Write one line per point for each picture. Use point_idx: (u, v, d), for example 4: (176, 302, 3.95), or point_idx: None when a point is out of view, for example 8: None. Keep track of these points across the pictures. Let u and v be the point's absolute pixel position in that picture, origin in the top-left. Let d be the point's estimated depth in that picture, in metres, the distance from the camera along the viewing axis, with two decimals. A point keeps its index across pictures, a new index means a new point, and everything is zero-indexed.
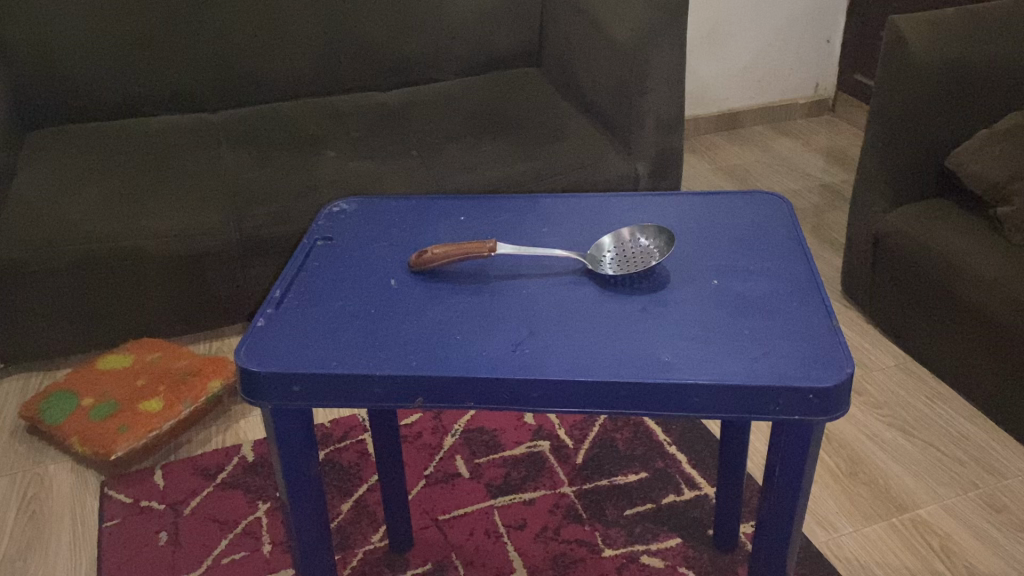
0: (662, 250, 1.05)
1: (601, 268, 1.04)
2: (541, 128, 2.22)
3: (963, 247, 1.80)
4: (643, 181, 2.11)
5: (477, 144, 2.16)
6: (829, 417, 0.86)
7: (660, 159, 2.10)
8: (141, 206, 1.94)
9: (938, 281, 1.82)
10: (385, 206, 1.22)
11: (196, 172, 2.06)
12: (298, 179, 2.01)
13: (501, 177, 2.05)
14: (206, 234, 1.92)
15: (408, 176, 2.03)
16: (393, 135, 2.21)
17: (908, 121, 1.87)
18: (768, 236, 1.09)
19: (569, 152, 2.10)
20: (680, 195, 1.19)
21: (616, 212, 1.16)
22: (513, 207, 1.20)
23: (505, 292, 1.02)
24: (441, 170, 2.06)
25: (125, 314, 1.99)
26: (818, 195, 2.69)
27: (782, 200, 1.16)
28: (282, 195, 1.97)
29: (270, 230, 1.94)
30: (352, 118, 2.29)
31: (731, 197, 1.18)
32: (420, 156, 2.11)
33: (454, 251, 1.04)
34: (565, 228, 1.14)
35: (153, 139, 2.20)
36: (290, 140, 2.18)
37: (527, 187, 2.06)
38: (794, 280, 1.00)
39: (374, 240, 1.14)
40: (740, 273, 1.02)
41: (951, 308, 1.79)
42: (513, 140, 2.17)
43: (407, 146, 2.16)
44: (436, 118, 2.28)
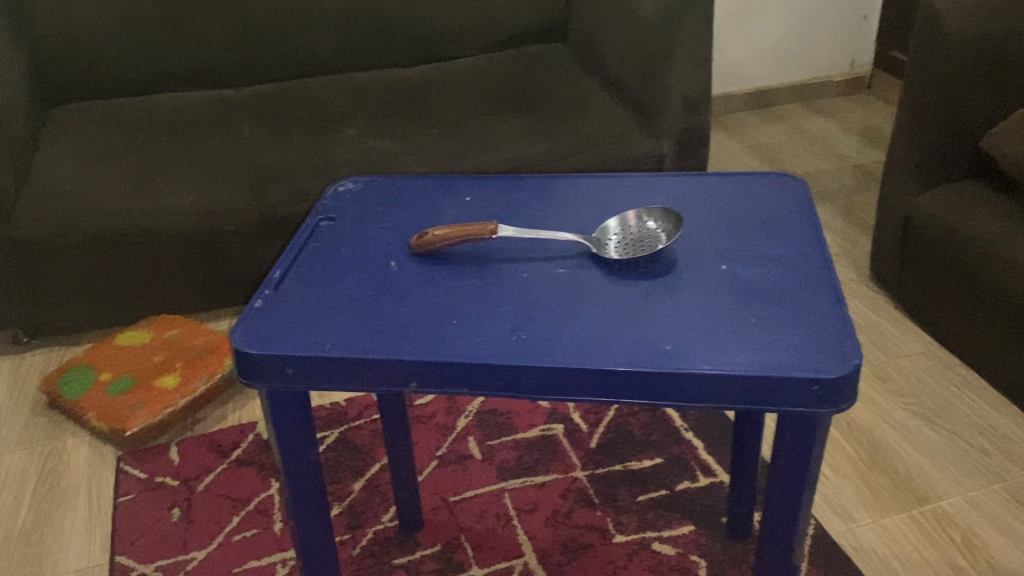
0: (670, 233, 1.01)
1: (605, 251, 1.01)
2: (563, 106, 2.18)
3: (996, 233, 1.73)
4: (668, 160, 2.06)
5: (497, 122, 2.12)
6: (833, 410, 0.83)
7: (686, 138, 2.05)
8: (161, 183, 1.94)
9: (970, 267, 1.76)
10: (391, 185, 1.20)
11: (216, 149, 2.05)
12: (316, 156, 2.00)
13: (523, 156, 2.01)
14: (222, 213, 1.92)
15: (426, 154, 2.01)
16: (414, 112, 2.19)
17: (942, 100, 1.81)
18: (781, 219, 1.05)
19: (592, 131, 2.06)
20: (695, 176, 1.16)
21: (626, 195, 1.13)
22: (522, 187, 1.17)
23: (506, 275, 0.99)
24: (459, 149, 2.03)
25: (146, 290, 2.00)
26: (849, 176, 2.62)
27: (798, 182, 1.12)
28: (300, 173, 1.96)
29: (287, 208, 1.93)
30: (373, 96, 2.27)
31: (747, 177, 1.15)
32: (441, 135, 2.08)
33: (455, 235, 1.01)
34: (575, 211, 1.11)
35: (174, 115, 2.19)
36: (310, 117, 2.17)
37: (548, 166, 2.02)
38: (806, 266, 0.97)
39: (378, 221, 1.12)
40: (751, 258, 0.99)
41: (983, 295, 1.73)
42: (535, 119, 2.13)
43: (427, 124, 2.13)
44: (457, 96, 2.25)
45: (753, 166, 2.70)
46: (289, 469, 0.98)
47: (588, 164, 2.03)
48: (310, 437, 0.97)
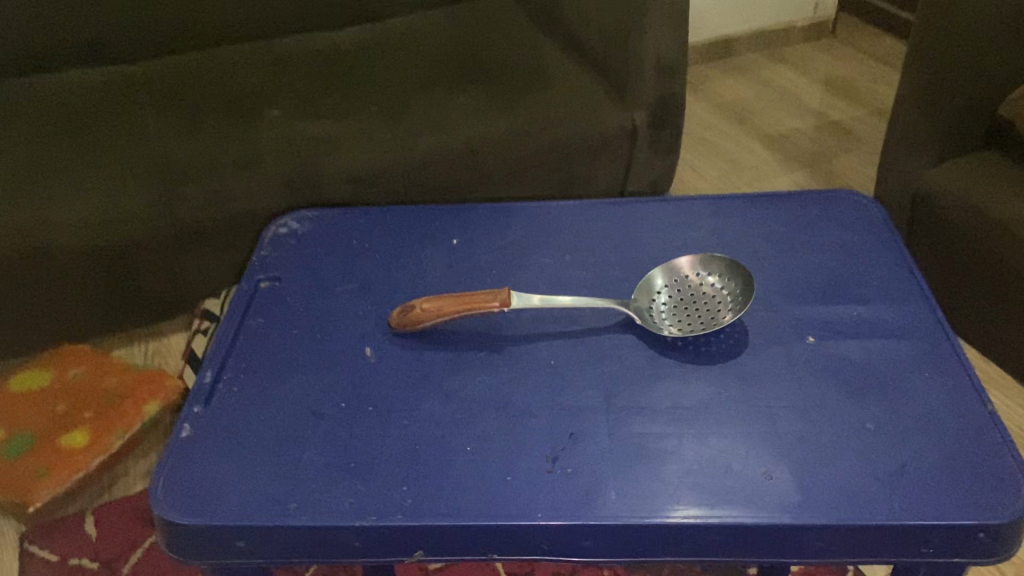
0: (736, 295, 0.77)
1: (654, 325, 0.76)
2: (522, 70, 1.66)
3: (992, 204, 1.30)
4: (641, 136, 1.59)
5: (453, 90, 1.61)
6: (995, 559, 0.62)
7: (662, 108, 1.58)
8: (26, 190, 1.38)
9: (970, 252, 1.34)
10: (349, 223, 0.93)
11: (98, 140, 1.49)
12: (235, 145, 1.48)
13: (481, 136, 1.50)
14: (84, 227, 1.36)
15: (366, 136, 1.50)
16: (347, 80, 1.66)
17: (937, 51, 1.32)
18: (865, 260, 0.82)
19: (562, 99, 1.57)
20: (739, 199, 0.92)
21: (658, 231, 0.88)
22: (520, 222, 0.91)
23: (525, 363, 0.74)
24: (409, 127, 1.51)
25: (25, 329, 1.47)
26: (827, 135, 2.39)
27: (872, 203, 0.89)
28: (218, 168, 1.43)
29: (207, 215, 1.41)
30: (278, 61, 1.72)
31: (806, 199, 0.91)
32: (378, 111, 1.55)
33: (459, 311, 0.75)
34: (597, 257, 0.86)
35: (33, 95, 1.60)
36: (192, 92, 1.62)
37: (527, 144, 1.52)
38: (918, 335, 0.74)
39: (338, 281, 0.85)
40: (842, 325, 0.75)
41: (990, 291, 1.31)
42: (497, 83, 1.62)
43: (364, 95, 1.61)
44: (399, 59, 1.72)
45: (725, 129, 2.45)
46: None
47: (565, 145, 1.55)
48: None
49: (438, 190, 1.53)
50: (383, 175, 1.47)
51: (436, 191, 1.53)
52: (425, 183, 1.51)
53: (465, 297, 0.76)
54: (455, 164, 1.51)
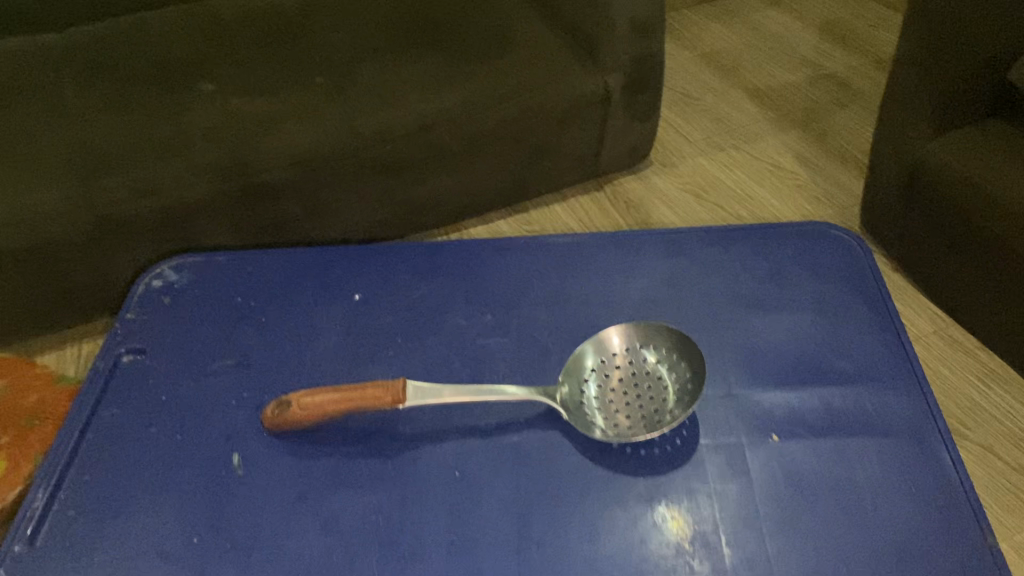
0: (686, 384, 0.62)
1: (585, 423, 0.61)
2: (489, 20, 1.11)
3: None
4: (616, 103, 1.10)
5: (395, 55, 1.05)
6: None
7: (647, 68, 1.10)
8: None
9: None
10: (236, 272, 0.78)
11: None
12: (60, 148, 0.91)
13: (467, 100, 1.00)
14: None
15: (260, 124, 0.95)
16: (227, 47, 1.07)
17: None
18: (842, 322, 0.68)
19: (540, 59, 1.06)
20: (696, 237, 0.77)
21: (599, 280, 0.74)
22: (437, 270, 0.76)
23: (424, 471, 0.60)
24: (326, 108, 0.97)
25: None
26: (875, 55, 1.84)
27: (855, 241, 0.75)
28: (36, 181, 0.87)
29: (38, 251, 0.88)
30: (131, 25, 1.12)
31: (777, 238, 0.76)
32: (322, 77, 1.01)
33: (346, 404, 0.60)
34: (523, 317, 0.71)
35: None
36: (50, 57, 1.06)
37: (498, 120, 1.02)
38: (905, 432, 0.61)
39: (214, 355, 0.70)
40: (813, 421, 0.62)
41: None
42: (458, 40, 1.07)
43: (254, 68, 1.03)
44: (311, 15, 1.13)
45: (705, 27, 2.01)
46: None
47: (552, 116, 1.05)
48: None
49: (403, 187, 1.03)
50: (332, 164, 0.96)
51: (401, 189, 1.03)
52: (387, 174, 1.00)
53: (361, 388, 0.61)
54: (432, 147, 1.00)
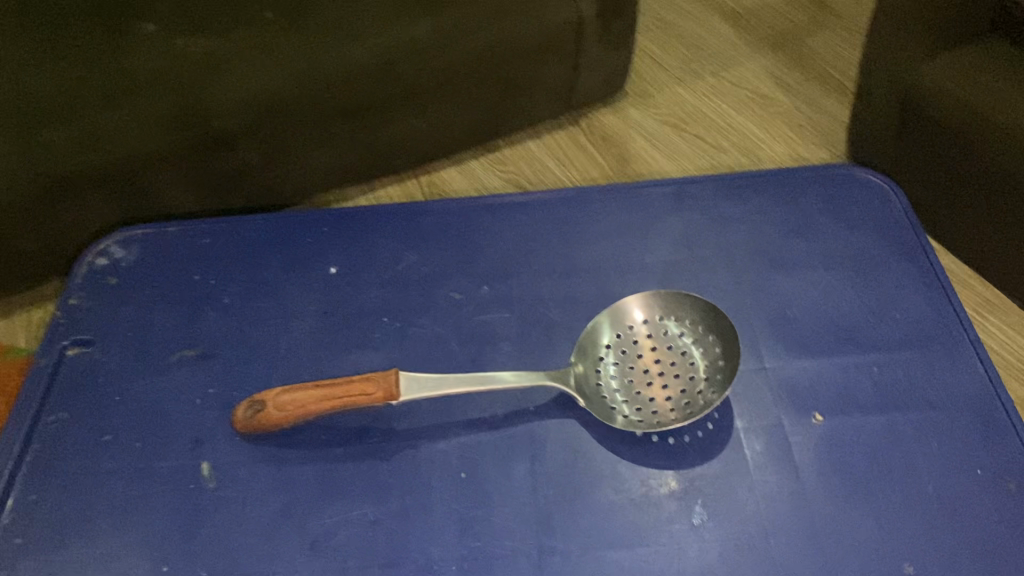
0: (716, 360, 0.55)
1: (606, 409, 0.54)
2: None
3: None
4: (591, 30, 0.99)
5: None
6: None
7: None
8: None
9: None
10: (194, 245, 0.68)
11: None
12: None
13: (433, 30, 0.89)
14: None
15: (206, 65, 0.82)
16: None
17: None
18: (883, 279, 0.61)
19: None
20: (712, 187, 0.69)
21: (606, 242, 0.66)
22: (423, 237, 0.68)
23: (426, 475, 0.53)
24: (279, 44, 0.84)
25: None
26: None
27: (887, 185, 0.67)
28: None
29: None
30: None
31: (800, 184, 0.68)
32: (273, 13, 0.87)
33: (332, 400, 0.53)
34: (525, 289, 0.63)
35: None
36: None
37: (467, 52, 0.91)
38: (964, 405, 0.54)
39: (173, 345, 0.62)
40: (860, 395, 0.55)
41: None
42: None
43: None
44: None
45: None
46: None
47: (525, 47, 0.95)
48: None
49: (371, 131, 0.92)
50: (291, 107, 0.84)
51: (368, 134, 0.92)
52: (353, 115, 0.90)
53: (350, 381, 0.53)
54: (400, 84, 0.90)
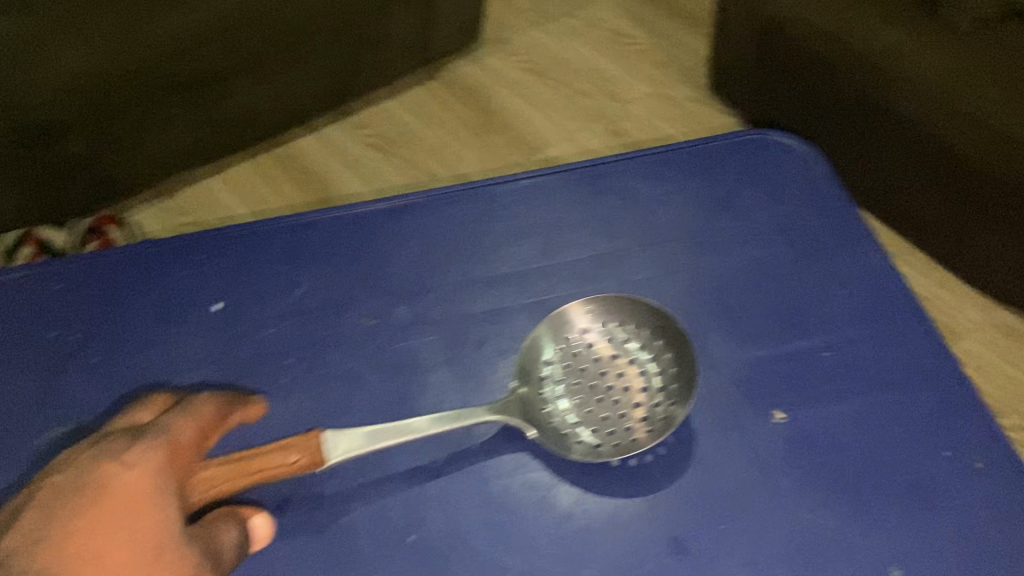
0: (669, 366, 0.51)
1: (560, 437, 0.49)
2: None
3: (959, 67, 0.79)
4: None
5: None
6: None
7: None
8: None
9: (925, 147, 0.82)
10: (43, 293, 0.58)
11: None
12: None
13: None
14: None
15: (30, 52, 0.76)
16: None
17: None
18: (817, 252, 0.58)
19: None
20: (627, 165, 0.64)
21: (525, 241, 0.60)
22: (317, 252, 0.60)
23: (371, 542, 0.47)
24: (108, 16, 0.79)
25: None
26: None
27: (805, 147, 0.64)
28: None
29: None
30: None
31: (716, 153, 0.64)
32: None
33: (250, 474, 0.45)
34: (443, 305, 0.57)
35: None
36: None
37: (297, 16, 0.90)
38: (919, 380, 0.52)
39: (38, 424, 0.52)
40: (817, 384, 0.52)
41: (969, 205, 0.82)
42: None
43: None
44: None
45: None
46: (104, 490, 0.37)
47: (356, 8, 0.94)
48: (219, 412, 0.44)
49: (204, 104, 0.90)
50: (120, 88, 0.82)
51: (203, 108, 0.90)
52: (192, 93, 0.88)
53: (266, 449, 0.46)
54: (232, 51, 0.87)
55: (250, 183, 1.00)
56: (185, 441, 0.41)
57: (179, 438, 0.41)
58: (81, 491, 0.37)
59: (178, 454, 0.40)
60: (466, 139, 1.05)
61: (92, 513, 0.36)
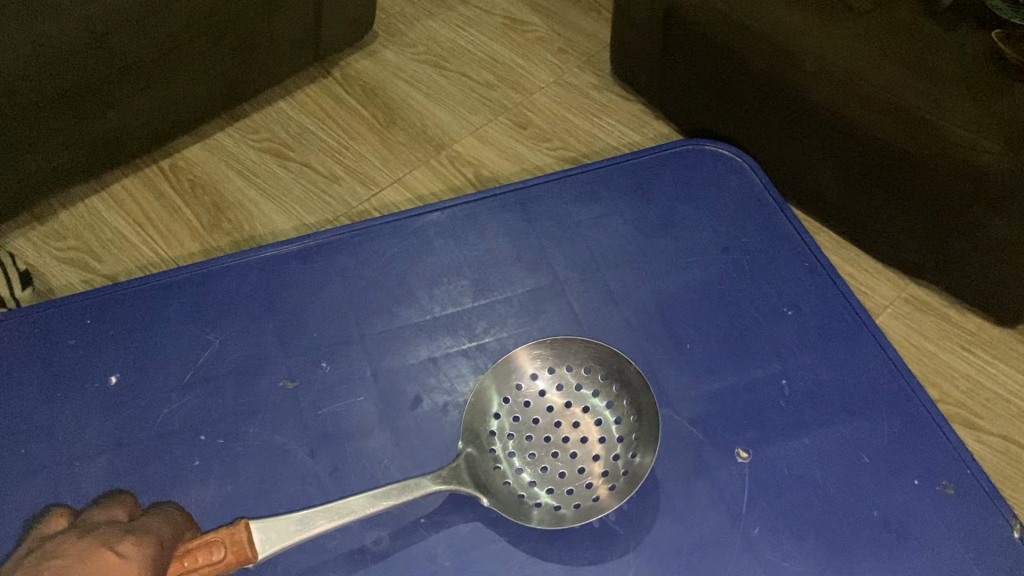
0: (628, 413, 0.47)
1: (515, 502, 0.45)
2: None
3: (861, 46, 0.69)
4: None
5: None
6: None
7: None
8: None
9: (830, 137, 0.73)
10: None
11: None
12: None
13: None
14: None
15: None
16: None
17: None
18: (763, 270, 0.56)
19: None
20: (555, 188, 0.60)
21: (454, 280, 0.55)
22: (222, 308, 0.53)
23: None
24: None
25: None
26: None
27: (738, 157, 0.62)
28: None
29: None
30: None
31: (647, 169, 0.61)
32: None
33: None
34: (371, 359, 0.52)
35: None
36: None
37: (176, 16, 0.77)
38: (879, 403, 0.50)
39: None
40: (777, 416, 0.50)
41: (883, 199, 0.73)
42: None
43: None
44: None
45: None
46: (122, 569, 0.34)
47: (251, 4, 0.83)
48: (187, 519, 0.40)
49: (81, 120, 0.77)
50: None
51: (78, 123, 0.77)
52: (60, 109, 0.74)
53: (187, 547, 0.39)
54: (107, 57, 0.74)
55: (138, 201, 0.84)
56: (169, 534, 0.38)
57: (162, 534, 0.37)
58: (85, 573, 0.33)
59: (166, 549, 0.36)
60: (368, 139, 0.91)
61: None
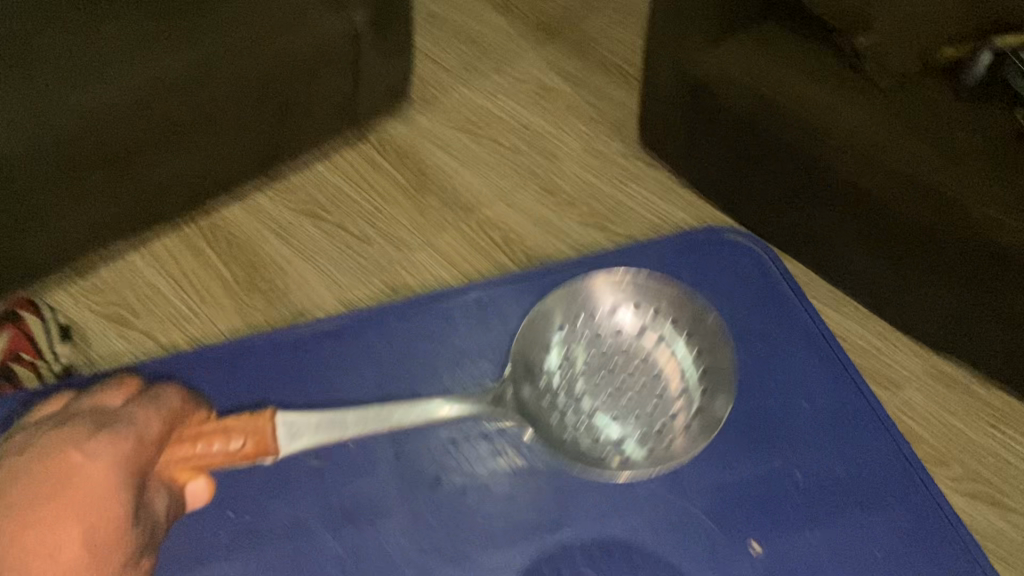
0: (690, 357, 0.54)
1: (574, 431, 0.52)
2: None
3: (886, 122, 0.69)
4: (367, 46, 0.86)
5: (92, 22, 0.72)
6: None
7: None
8: None
9: (854, 209, 0.73)
10: None
11: None
12: None
13: (196, 58, 0.74)
14: None
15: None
16: None
17: None
18: (779, 362, 0.58)
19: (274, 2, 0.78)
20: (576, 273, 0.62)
21: (475, 364, 0.58)
22: (253, 387, 0.56)
23: None
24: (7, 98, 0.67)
25: None
26: None
27: (756, 245, 0.64)
28: None
29: None
30: None
31: (667, 253, 0.63)
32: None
33: (182, 461, 0.43)
34: (394, 441, 0.54)
35: None
36: None
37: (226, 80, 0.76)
38: (891, 497, 0.52)
39: None
40: (787, 512, 0.52)
41: (904, 270, 0.74)
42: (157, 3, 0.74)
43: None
44: None
45: None
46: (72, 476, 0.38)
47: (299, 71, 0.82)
48: (186, 404, 0.45)
49: (126, 180, 0.77)
50: (22, 176, 0.69)
51: (124, 184, 0.77)
52: (109, 170, 0.75)
53: (204, 432, 0.44)
54: (158, 121, 0.74)
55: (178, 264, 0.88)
56: (154, 433, 0.42)
57: (147, 429, 0.42)
58: (43, 471, 0.38)
59: (144, 446, 0.41)
60: (401, 203, 0.94)
61: (56, 505, 0.37)
